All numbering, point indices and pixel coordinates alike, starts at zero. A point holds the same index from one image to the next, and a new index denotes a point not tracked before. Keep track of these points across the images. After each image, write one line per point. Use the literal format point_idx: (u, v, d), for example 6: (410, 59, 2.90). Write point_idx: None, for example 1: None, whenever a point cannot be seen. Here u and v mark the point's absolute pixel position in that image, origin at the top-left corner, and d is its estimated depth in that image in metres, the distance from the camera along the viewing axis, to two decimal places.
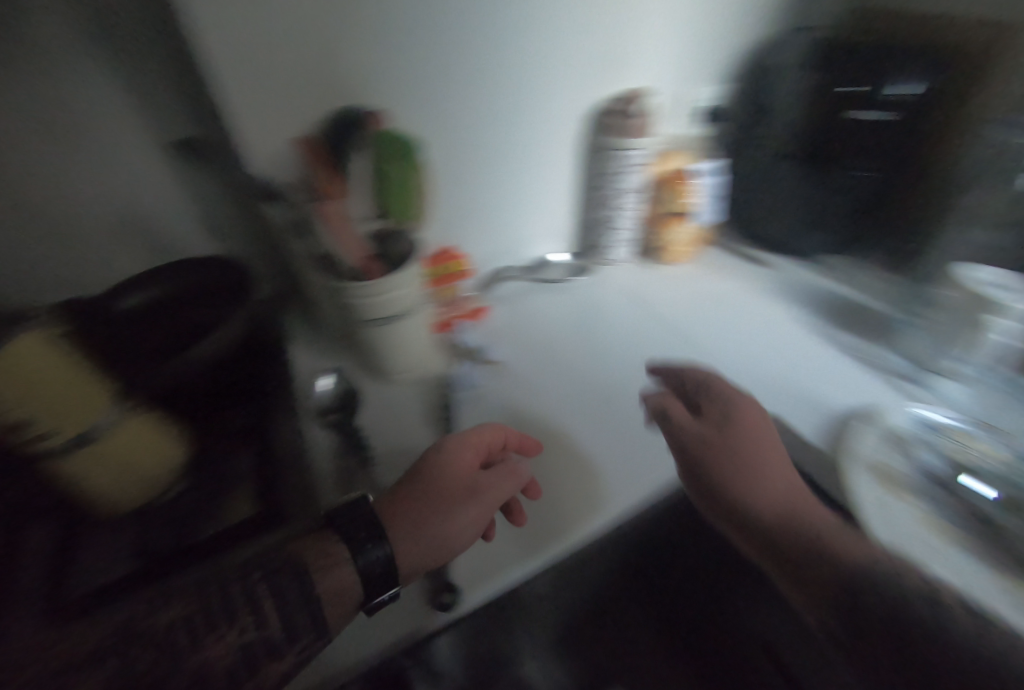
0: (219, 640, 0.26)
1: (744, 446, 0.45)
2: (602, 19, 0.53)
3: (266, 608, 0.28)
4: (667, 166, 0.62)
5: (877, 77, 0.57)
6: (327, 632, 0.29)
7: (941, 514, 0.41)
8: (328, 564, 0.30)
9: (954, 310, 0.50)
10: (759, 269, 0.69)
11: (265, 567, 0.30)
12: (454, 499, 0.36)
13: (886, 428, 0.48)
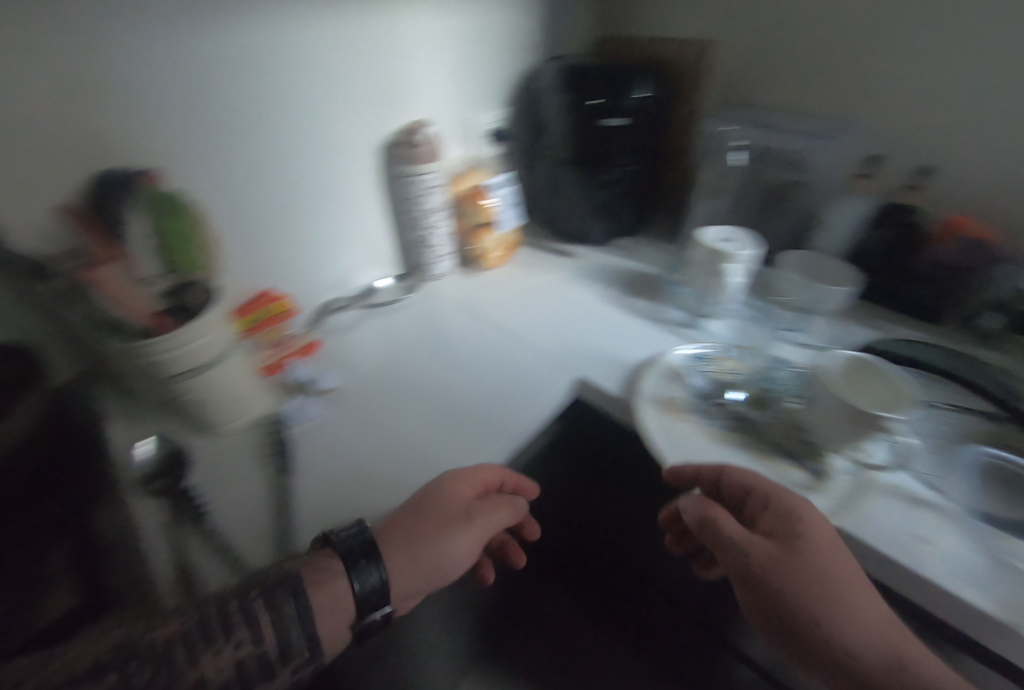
0: (215, 653, 0.29)
1: (818, 572, 0.36)
2: (371, 64, 0.59)
3: (264, 628, 0.30)
4: (463, 187, 0.71)
5: (611, 90, 0.69)
6: (316, 654, 0.32)
7: (708, 423, 0.51)
8: (323, 579, 0.33)
9: (702, 262, 0.62)
10: (562, 258, 0.79)
11: (262, 588, 0.32)
12: (450, 526, 0.38)
13: (666, 367, 0.57)
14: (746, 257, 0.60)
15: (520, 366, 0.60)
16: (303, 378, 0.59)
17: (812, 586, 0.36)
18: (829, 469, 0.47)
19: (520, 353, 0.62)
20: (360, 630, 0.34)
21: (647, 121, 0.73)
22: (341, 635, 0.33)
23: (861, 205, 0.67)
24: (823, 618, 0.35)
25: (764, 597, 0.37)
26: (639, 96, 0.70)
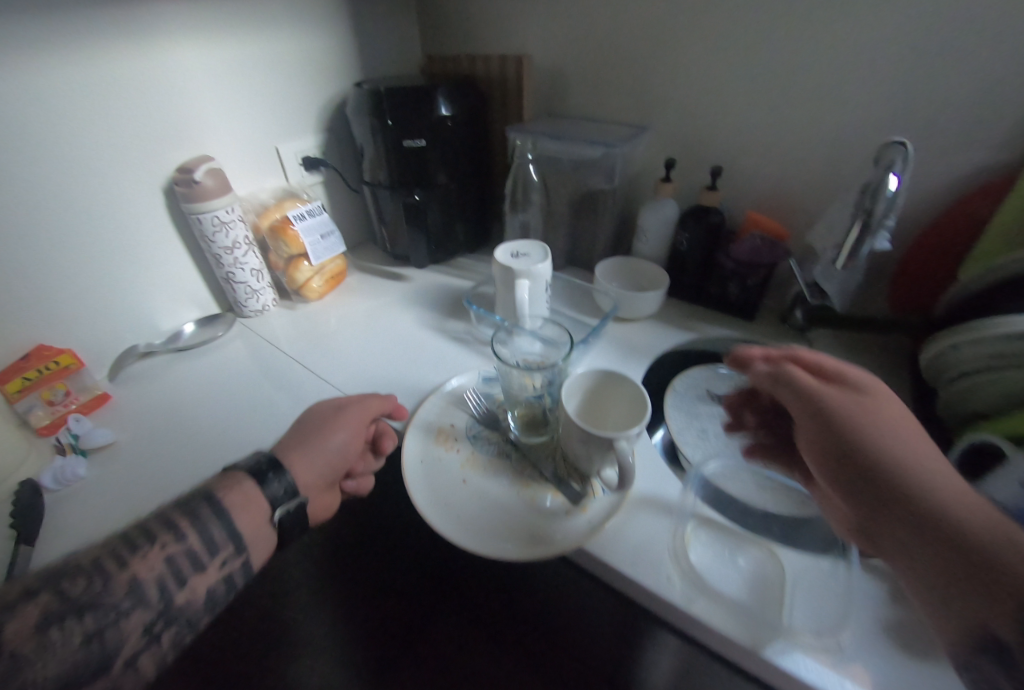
0: (142, 555, 0.33)
1: (878, 424, 0.33)
2: (130, 104, 0.56)
3: (184, 531, 0.35)
4: (271, 220, 0.69)
5: (412, 110, 0.67)
6: (237, 546, 0.37)
7: (480, 449, 0.49)
8: (229, 488, 0.39)
9: (501, 278, 0.61)
10: (393, 282, 0.80)
11: (177, 504, 0.37)
12: (325, 432, 0.45)
13: (453, 392, 0.55)
14: (539, 270, 0.59)
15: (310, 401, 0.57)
16: (73, 437, 0.54)
17: (879, 429, 0.32)
18: (590, 489, 0.45)
19: (315, 387, 0.60)
20: (277, 524, 0.40)
21: (459, 138, 0.73)
22: (262, 533, 0.39)
23: (665, 208, 0.68)
24: (885, 463, 0.30)
25: (832, 436, 0.34)
26: (442, 114, 0.69)
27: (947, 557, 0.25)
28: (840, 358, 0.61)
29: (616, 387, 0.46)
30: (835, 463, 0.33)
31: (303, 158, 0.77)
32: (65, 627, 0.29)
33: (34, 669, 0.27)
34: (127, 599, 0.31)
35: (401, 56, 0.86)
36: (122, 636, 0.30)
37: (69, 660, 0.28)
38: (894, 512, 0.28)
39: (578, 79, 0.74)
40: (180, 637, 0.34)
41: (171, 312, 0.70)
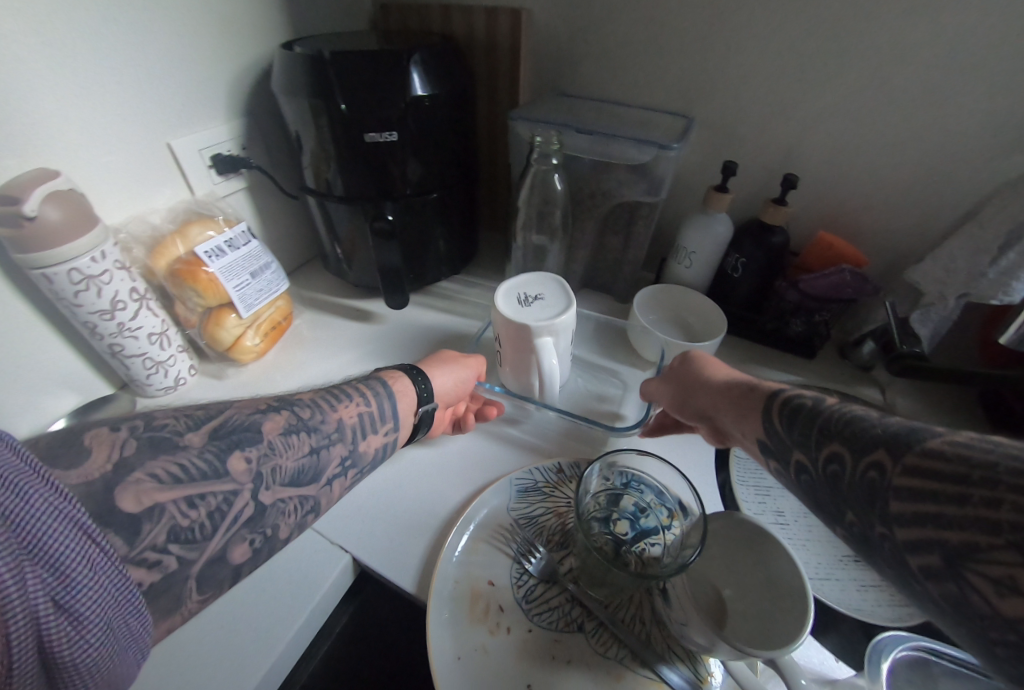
0: (342, 404, 0.37)
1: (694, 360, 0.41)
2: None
3: (368, 395, 0.39)
4: (166, 262, 0.47)
5: (381, 91, 0.46)
6: (396, 424, 0.40)
7: (542, 626, 0.34)
8: (396, 378, 0.42)
9: (508, 337, 0.43)
10: (362, 325, 0.62)
11: (361, 379, 0.41)
12: (447, 360, 0.48)
13: (481, 527, 0.39)
14: (564, 323, 0.42)
15: None
16: None
17: (681, 358, 0.42)
18: (703, 672, 0.32)
19: None
20: (420, 417, 0.42)
21: (442, 128, 0.52)
22: (408, 422, 0.41)
23: (717, 224, 0.53)
24: (697, 378, 0.39)
25: (680, 386, 0.40)
26: (418, 93, 0.48)
27: (737, 416, 0.32)
28: (924, 409, 0.51)
29: (759, 554, 0.32)
30: (679, 396, 0.40)
31: (212, 158, 0.54)
32: (296, 436, 0.33)
33: (278, 457, 0.31)
34: (335, 430, 0.35)
35: (344, 8, 0.62)
36: (329, 460, 0.34)
37: (298, 461, 0.32)
38: (714, 406, 0.36)
39: (597, 48, 0.55)
40: (355, 481, 0.36)
41: (23, 410, 0.46)
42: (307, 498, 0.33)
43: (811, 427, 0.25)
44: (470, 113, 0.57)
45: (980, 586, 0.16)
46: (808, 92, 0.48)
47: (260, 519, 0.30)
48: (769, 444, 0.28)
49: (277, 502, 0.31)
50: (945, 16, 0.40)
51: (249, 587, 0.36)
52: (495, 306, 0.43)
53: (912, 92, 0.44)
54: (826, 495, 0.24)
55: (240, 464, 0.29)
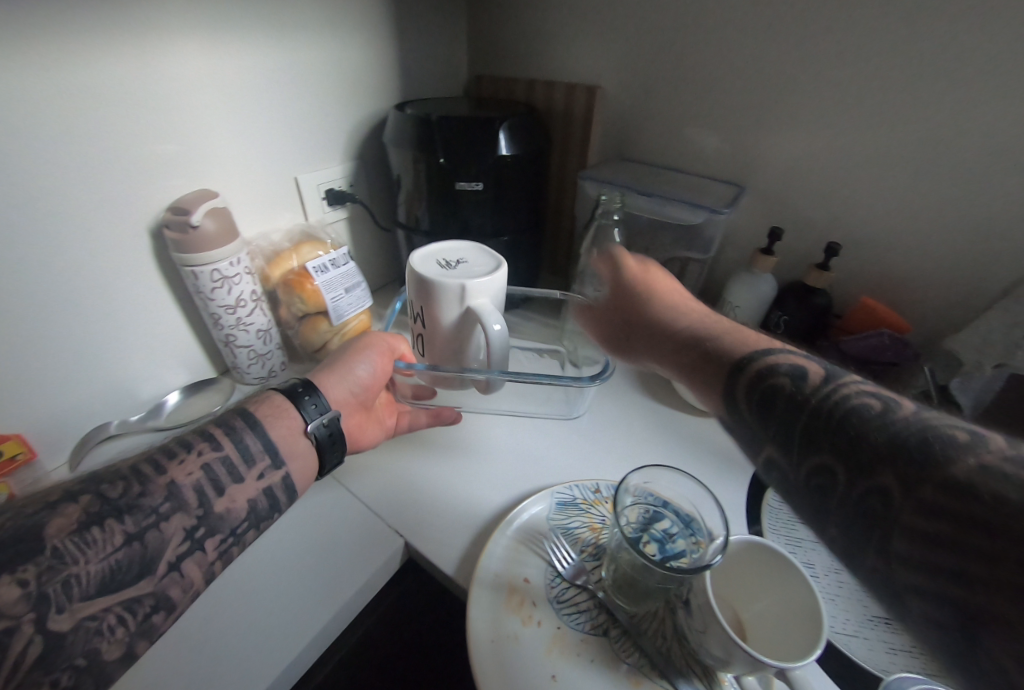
0: (179, 464, 0.32)
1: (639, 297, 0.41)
2: (128, 116, 0.43)
3: (221, 441, 0.34)
4: (282, 270, 0.57)
5: (472, 147, 0.55)
6: (274, 461, 0.36)
7: (571, 626, 0.38)
8: (266, 404, 0.38)
9: (432, 311, 0.42)
10: None
11: (216, 418, 0.36)
12: (340, 366, 0.45)
13: (527, 531, 0.43)
14: (492, 281, 0.41)
15: (333, 524, 0.45)
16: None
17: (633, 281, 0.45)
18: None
19: (336, 498, 0.47)
20: (317, 437, 0.38)
21: (519, 180, 0.60)
22: (298, 444, 0.38)
23: (762, 283, 0.58)
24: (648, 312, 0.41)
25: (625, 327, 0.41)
26: (503, 152, 0.56)
27: (688, 378, 0.33)
28: None
29: (781, 580, 0.35)
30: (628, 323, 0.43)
31: (326, 191, 0.64)
32: (105, 526, 0.28)
33: (75, 566, 0.26)
34: (166, 503, 0.30)
35: (448, 79, 0.74)
36: (163, 539, 0.30)
37: (109, 559, 0.27)
38: (661, 360, 0.37)
39: (661, 122, 0.63)
40: (222, 547, 0.32)
41: (150, 379, 0.56)
42: (139, 599, 0.28)
43: (795, 421, 0.25)
44: (544, 169, 0.65)
45: (992, 654, 0.17)
46: (846, 170, 0.54)
47: (56, 653, 0.25)
48: (730, 422, 0.29)
49: (83, 622, 0.26)
50: (976, 114, 0.46)
51: (316, 553, 0.42)
52: (412, 283, 0.42)
53: (951, 176, 0.49)
54: (801, 499, 0.24)
55: (11, 593, 0.24)
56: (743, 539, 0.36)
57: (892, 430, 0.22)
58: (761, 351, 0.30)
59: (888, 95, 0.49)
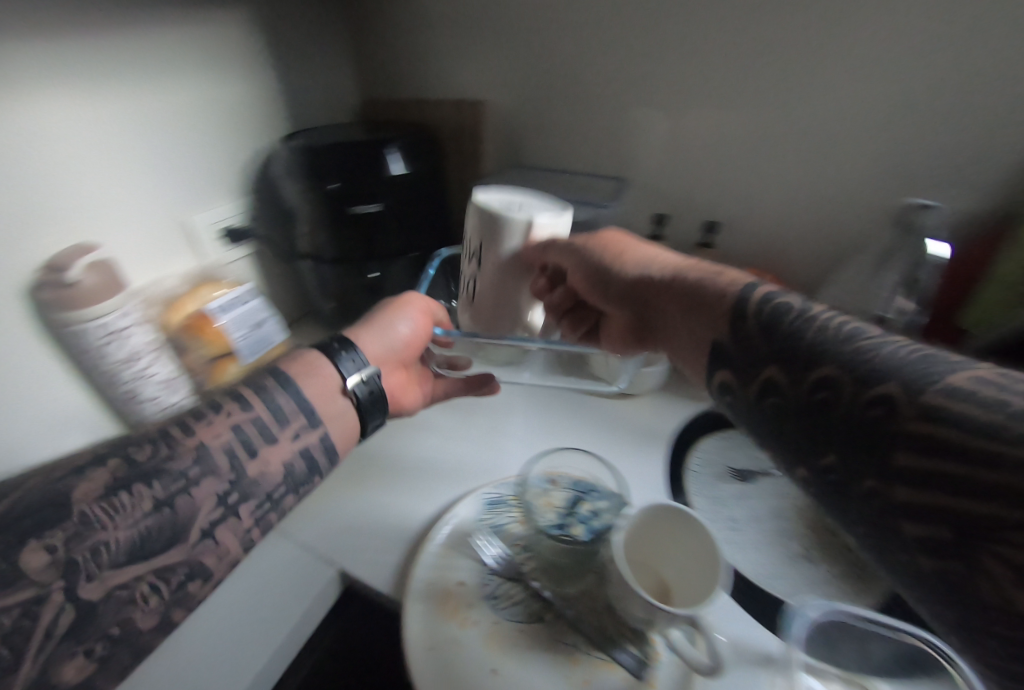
0: (206, 426, 0.34)
1: (614, 252, 0.41)
2: None
3: (252, 404, 0.36)
4: (182, 314, 0.54)
5: (363, 171, 0.55)
6: (310, 419, 0.38)
7: (506, 616, 0.39)
8: (309, 364, 0.40)
9: (490, 258, 0.43)
10: None
11: (257, 375, 0.39)
12: (377, 321, 0.45)
13: (458, 539, 0.43)
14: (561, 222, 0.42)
15: (261, 565, 0.43)
16: None
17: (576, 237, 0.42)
18: (652, 651, 0.37)
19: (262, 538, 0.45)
20: (357, 396, 0.40)
21: (417, 197, 0.61)
22: (335, 406, 0.40)
23: None
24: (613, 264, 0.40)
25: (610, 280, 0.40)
26: (396, 172, 0.57)
27: (689, 323, 0.33)
28: None
29: (678, 536, 0.38)
30: (589, 271, 0.40)
31: (222, 230, 0.63)
32: (127, 495, 0.30)
33: (103, 532, 0.28)
34: (195, 467, 0.32)
35: (339, 105, 0.75)
36: (193, 505, 0.32)
37: (139, 525, 0.29)
38: (656, 300, 0.36)
39: (546, 129, 0.67)
40: (257, 512, 0.35)
41: (41, 451, 0.51)
42: (174, 566, 0.31)
43: (797, 345, 0.26)
44: (442, 184, 0.67)
45: (991, 565, 0.16)
46: (711, 155, 0.60)
47: (91, 619, 0.27)
48: (731, 349, 0.29)
49: (114, 588, 0.28)
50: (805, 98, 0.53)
51: (245, 598, 0.41)
52: (473, 219, 0.44)
53: (794, 153, 0.56)
54: (799, 421, 0.25)
55: (38, 560, 0.26)
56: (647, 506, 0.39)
57: (893, 355, 0.23)
58: (763, 285, 0.31)
59: (738, 86, 0.55)
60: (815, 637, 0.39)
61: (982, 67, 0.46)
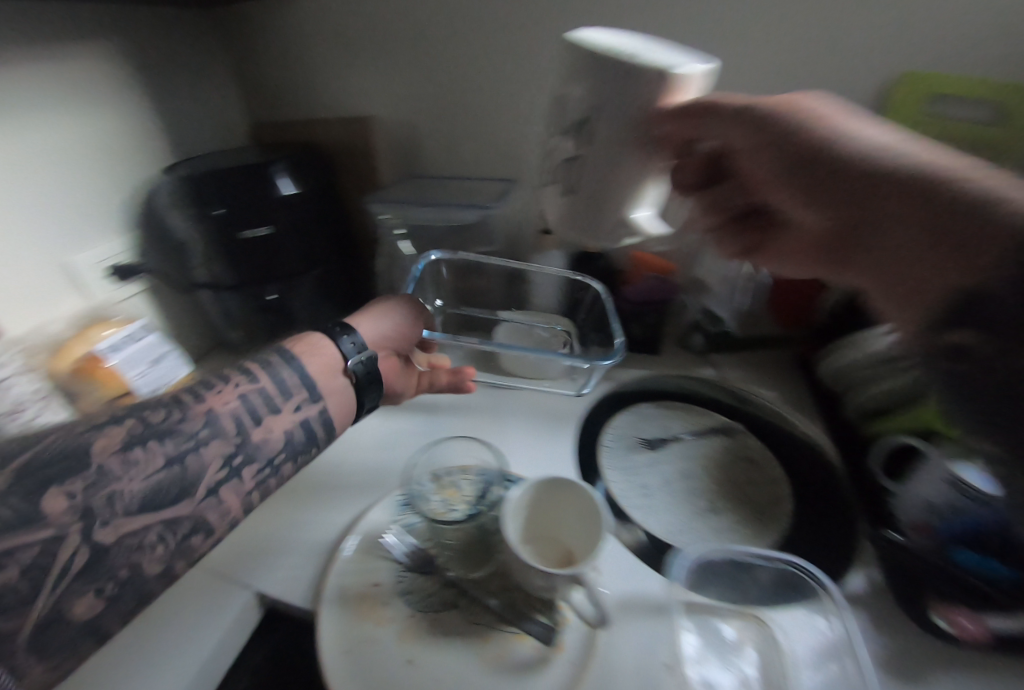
0: (217, 392, 0.38)
1: (810, 146, 0.32)
2: None
3: (259, 375, 0.40)
4: (70, 358, 0.52)
5: (250, 196, 0.56)
6: (313, 393, 0.42)
7: (421, 610, 0.40)
8: (313, 344, 0.45)
9: (607, 123, 0.37)
10: None
11: (261, 356, 0.43)
12: (371, 314, 0.51)
13: (371, 543, 0.45)
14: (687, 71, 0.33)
15: (169, 599, 0.42)
16: None
17: (751, 101, 0.35)
18: (559, 618, 0.40)
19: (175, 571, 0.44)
20: (354, 371, 0.44)
21: (312, 215, 0.62)
22: (335, 383, 0.43)
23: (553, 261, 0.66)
24: (821, 131, 0.32)
25: (804, 177, 0.32)
26: (286, 192, 0.58)
27: (907, 257, 0.27)
28: (745, 377, 0.69)
29: (558, 498, 0.41)
30: (766, 151, 0.35)
31: (111, 268, 0.61)
32: (144, 451, 0.32)
33: (120, 482, 0.31)
34: (205, 429, 0.36)
35: (227, 130, 0.74)
36: (201, 465, 0.34)
37: (151, 479, 0.32)
38: (874, 219, 0.29)
39: (435, 140, 0.70)
40: (257, 476, 0.38)
41: None
42: (178, 520, 0.33)
43: (986, 325, 0.22)
44: (338, 201, 0.69)
45: None
46: None
47: (99, 565, 0.29)
48: (924, 332, 0.27)
49: (123, 538, 0.30)
50: None
51: (153, 637, 0.39)
52: (576, 80, 0.36)
53: None
54: (969, 394, 0.24)
55: (59, 503, 0.28)
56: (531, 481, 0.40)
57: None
58: None
59: None
60: (698, 570, 0.44)
61: None
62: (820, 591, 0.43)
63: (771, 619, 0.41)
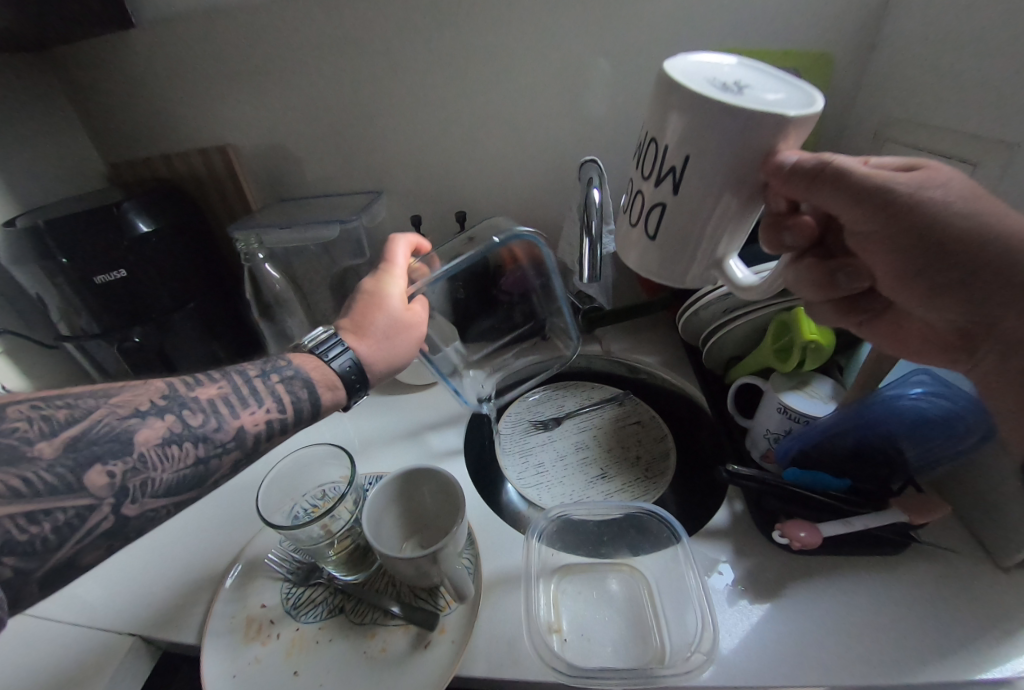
0: (250, 410, 0.35)
1: (956, 251, 0.25)
2: None
3: (282, 400, 0.37)
4: None
5: (104, 236, 0.54)
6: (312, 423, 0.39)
7: (307, 622, 0.41)
8: (316, 373, 0.39)
9: (700, 179, 0.23)
10: None
11: (292, 369, 0.39)
12: (379, 340, 0.43)
13: (258, 567, 0.45)
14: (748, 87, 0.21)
15: (42, 672, 0.39)
16: None
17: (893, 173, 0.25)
18: (442, 604, 0.41)
19: (49, 643, 0.42)
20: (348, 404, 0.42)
21: (173, 249, 0.61)
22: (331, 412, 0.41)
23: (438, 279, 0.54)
24: (940, 209, 0.25)
25: (946, 273, 0.26)
26: (143, 230, 0.57)
27: None
28: (627, 347, 0.74)
29: (411, 491, 0.44)
30: (887, 244, 0.27)
31: None
32: (179, 446, 0.32)
33: (152, 471, 0.30)
34: (233, 441, 0.34)
35: (73, 172, 0.70)
36: (220, 466, 0.34)
37: (178, 472, 0.31)
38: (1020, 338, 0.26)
39: (297, 161, 0.71)
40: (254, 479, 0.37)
41: None
42: (186, 503, 0.33)
43: None
44: (200, 233, 0.68)
45: None
46: (452, 151, 0.69)
47: (119, 530, 0.29)
48: None
49: (146, 511, 0.30)
50: (512, 92, 0.63)
51: None
52: (668, 110, 0.22)
53: (512, 140, 0.67)
54: None
55: (99, 478, 0.28)
56: (394, 475, 0.43)
57: None
58: None
59: (456, 91, 0.64)
60: (563, 535, 0.48)
61: (626, 50, 0.60)
62: (675, 545, 0.46)
63: (639, 565, 0.45)
